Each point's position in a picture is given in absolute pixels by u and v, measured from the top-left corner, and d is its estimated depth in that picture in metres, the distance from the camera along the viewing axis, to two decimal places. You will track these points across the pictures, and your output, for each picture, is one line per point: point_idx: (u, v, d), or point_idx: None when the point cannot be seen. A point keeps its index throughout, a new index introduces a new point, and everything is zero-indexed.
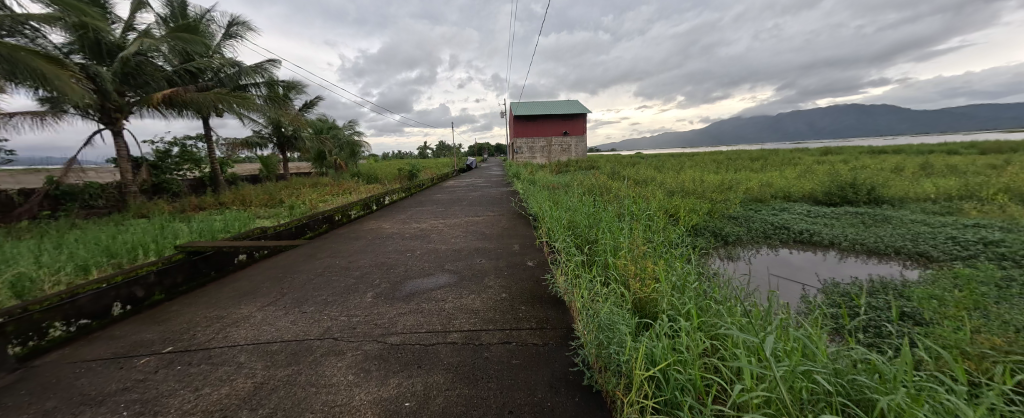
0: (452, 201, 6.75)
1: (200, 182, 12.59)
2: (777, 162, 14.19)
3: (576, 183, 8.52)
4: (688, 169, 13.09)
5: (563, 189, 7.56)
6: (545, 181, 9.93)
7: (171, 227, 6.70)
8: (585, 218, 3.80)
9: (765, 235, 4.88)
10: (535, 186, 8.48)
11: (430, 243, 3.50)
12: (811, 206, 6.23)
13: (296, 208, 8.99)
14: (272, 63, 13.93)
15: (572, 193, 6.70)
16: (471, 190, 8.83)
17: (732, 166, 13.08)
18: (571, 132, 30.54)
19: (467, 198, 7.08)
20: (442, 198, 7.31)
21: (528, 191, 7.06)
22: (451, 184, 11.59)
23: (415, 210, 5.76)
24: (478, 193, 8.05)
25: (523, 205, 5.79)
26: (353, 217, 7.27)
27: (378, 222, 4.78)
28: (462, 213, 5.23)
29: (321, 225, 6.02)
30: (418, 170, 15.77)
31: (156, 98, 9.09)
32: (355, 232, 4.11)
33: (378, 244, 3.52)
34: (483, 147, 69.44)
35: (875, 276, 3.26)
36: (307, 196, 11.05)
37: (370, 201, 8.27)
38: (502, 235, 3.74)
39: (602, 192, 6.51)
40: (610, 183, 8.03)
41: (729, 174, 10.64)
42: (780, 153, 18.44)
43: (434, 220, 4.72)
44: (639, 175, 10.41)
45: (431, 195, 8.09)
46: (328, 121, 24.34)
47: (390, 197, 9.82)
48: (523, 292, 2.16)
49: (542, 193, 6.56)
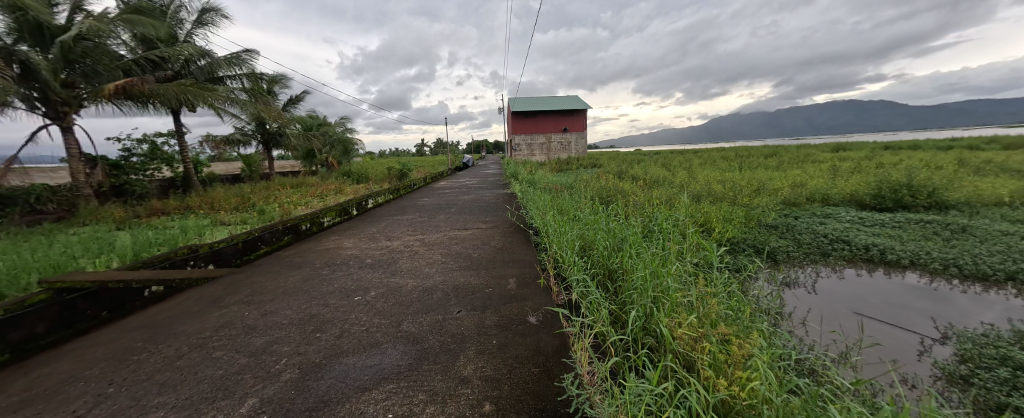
0: (438, 207, 5.78)
1: (171, 182, 11.74)
2: (793, 159, 13.29)
3: (582, 185, 7.56)
4: (699, 167, 12.16)
5: (568, 191, 6.61)
6: (547, 181, 9.00)
7: (109, 237, 5.74)
8: (605, 238, 2.88)
9: (820, 251, 3.92)
10: (535, 189, 7.53)
11: (390, 277, 2.53)
12: (860, 212, 5.29)
13: (267, 213, 8.03)
14: (250, 54, 12.88)
15: (579, 197, 5.73)
16: (464, 193, 7.90)
17: (746, 164, 12.15)
18: (571, 128, 29.60)
19: (456, 204, 6.12)
20: (427, 203, 6.34)
21: (528, 195, 6.12)
22: (444, 184, 10.63)
23: (392, 220, 4.80)
24: (470, 197, 7.10)
25: (521, 213, 4.86)
26: (325, 225, 6.31)
27: (339, 238, 3.81)
28: (446, 225, 4.26)
29: (282, 238, 5.06)
30: (409, 168, 14.80)
31: (108, 90, 8.10)
32: (301, 255, 3.14)
33: (319, 277, 2.55)
34: (482, 145, 68.43)
35: (1015, 323, 2.35)
36: (284, 198, 10.07)
37: (348, 205, 7.31)
38: (491, 263, 2.77)
39: (615, 196, 5.54)
40: (619, 185, 7.10)
41: (748, 173, 9.71)
42: (792, 150, 17.56)
43: (409, 236, 3.75)
44: (649, 175, 9.48)
45: (417, 198, 7.14)
46: (318, 118, 23.35)
47: (374, 200, 8.86)
48: (522, 402, 1.22)
49: (544, 198, 5.61)
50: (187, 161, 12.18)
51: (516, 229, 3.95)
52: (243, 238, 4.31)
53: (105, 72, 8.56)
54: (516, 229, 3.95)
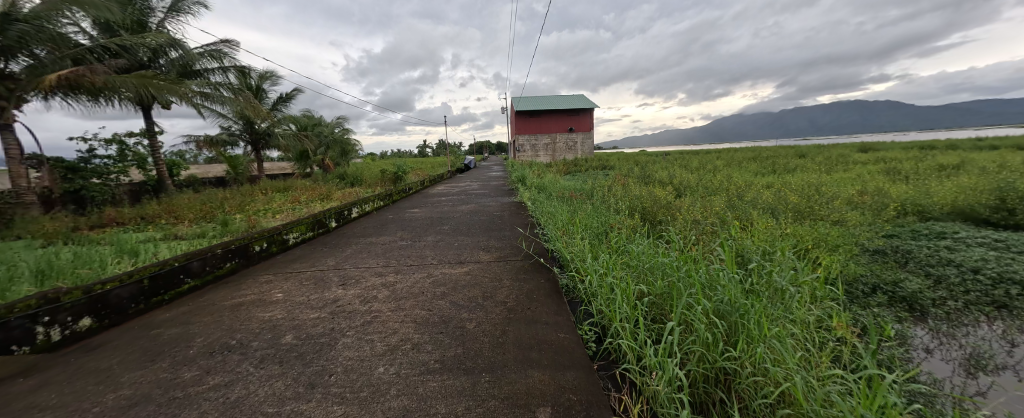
0: (426, 223, 4.56)
1: (142, 187, 10.67)
2: (830, 161, 11.97)
3: (604, 192, 6.34)
4: (727, 169, 10.88)
5: (592, 203, 5.41)
6: (559, 187, 7.84)
7: (16, 258, 4.61)
8: (703, 311, 1.72)
9: (989, 301, 2.64)
10: (548, 198, 6.31)
11: (299, 401, 1.26)
12: (985, 231, 4.00)
13: (232, 225, 6.86)
14: (229, 45, 11.72)
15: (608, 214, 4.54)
16: (463, 201, 6.74)
17: (780, 168, 10.89)
18: (577, 128, 28.36)
19: (450, 218, 4.90)
20: (415, 217, 5.10)
21: (542, 208, 4.94)
22: (441, 189, 9.42)
23: (361, 243, 3.57)
24: (468, 207, 5.86)
25: (536, 235, 3.67)
26: (290, 244, 5.12)
27: (269, 280, 2.57)
28: (432, 257, 3.01)
29: (223, 265, 3.89)
30: (406, 171, 13.66)
31: (50, 80, 7.00)
32: (180, 325, 1.90)
33: (165, 394, 1.32)
34: (485, 145, 67.30)
35: None
36: (261, 206, 8.96)
37: (323, 216, 6.13)
38: (499, 356, 1.53)
39: (658, 216, 4.35)
40: (651, 193, 5.91)
41: (792, 177, 8.41)
42: (820, 151, 16.24)
43: (375, 278, 2.51)
44: (676, 180, 8.23)
45: (405, 208, 5.95)
46: (314, 118, 22.37)
47: (359, 208, 7.69)
48: None
49: (567, 214, 4.39)
50: (160, 164, 11.12)
51: (533, 266, 2.68)
52: (149, 272, 3.10)
53: (51, 62, 7.52)
54: (533, 266, 2.69)
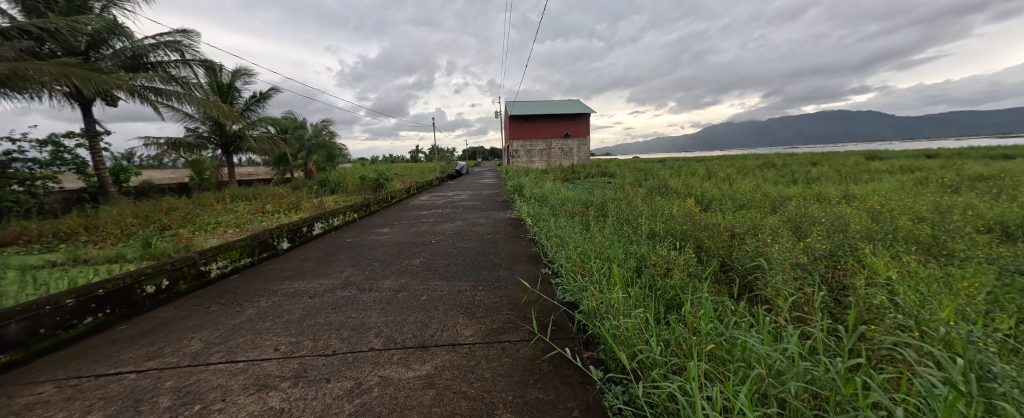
0: (391, 253, 3.33)
1: (80, 195, 9.26)
2: (852, 171, 10.99)
3: (620, 207, 5.20)
4: (743, 179, 9.84)
5: (609, 224, 4.29)
6: (562, 199, 6.67)
7: None
8: None
9: None
10: (550, 214, 5.14)
11: None
12: None
13: (159, 245, 5.55)
14: (187, 35, 10.35)
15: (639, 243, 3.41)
16: (448, 216, 5.54)
17: (802, 178, 9.85)
18: (573, 134, 27.35)
19: (426, 244, 3.67)
20: (380, 241, 3.86)
21: (548, 235, 3.76)
22: (424, 200, 8.15)
23: (277, 294, 2.31)
24: (452, 226, 4.63)
25: (545, 283, 2.48)
26: (210, 279, 3.82)
27: (29, 410, 1.30)
28: (375, 332, 1.77)
29: (78, 321, 2.62)
30: (389, 178, 12.38)
31: None
32: None
33: None
34: (478, 150, 66.06)
35: None
36: (212, 221, 7.70)
37: (267, 235, 4.84)
38: None
39: (706, 240, 3.24)
40: (680, 208, 4.77)
41: (827, 190, 7.36)
42: (832, 158, 15.35)
43: (237, 405, 1.25)
44: (697, 191, 7.10)
45: (372, 227, 4.70)
46: (296, 121, 21.01)
47: (325, 223, 6.45)
48: None
49: (588, 247, 3.25)
50: (103, 169, 9.70)
51: (550, 365, 1.47)
52: None
53: None
54: (550, 364, 1.48)
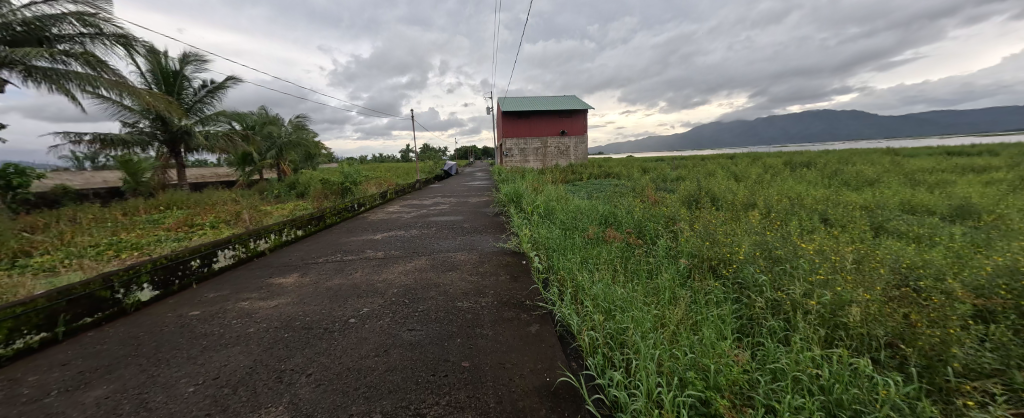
0: (222, 379, 1.40)
1: None
2: (910, 170, 9.24)
3: (677, 229, 3.41)
4: (786, 182, 8.09)
5: (678, 270, 2.54)
6: (577, 214, 4.79)
7: None
8: None
9: None
10: (572, 248, 3.30)
11: None
12: None
13: None
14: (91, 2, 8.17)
15: (786, 335, 1.69)
16: (409, 246, 3.63)
17: (858, 179, 8.05)
18: (570, 131, 25.45)
19: (330, 335, 1.75)
20: (245, 322, 1.92)
21: (577, 315, 1.88)
22: (390, 212, 6.19)
23: None
24: (406, 274, 2.68)
25: None
26: None
27: None
28: None
29: None
30: (358, 181, 10.33)
31: None
32: None
33: None
34: (472, 150, 63.38)
35: None
36: (98, 245, 5.71)
37: (96, 286, 2.88)
38: None
39: (941, 330, 1.54)
40: (783, 235, 2.96)
41: (922, 198, 5.58)
42: (865, 156, 13.66)
43: None
44: (755, 202, 5.28)
45: (267, 274, 2.75)
46: (266, 117, 18.91)
47: (239, 251, 4.50)
48: None
49: (695, 360, 1.49)
50: None
51: None
52: None
53: None
54: None
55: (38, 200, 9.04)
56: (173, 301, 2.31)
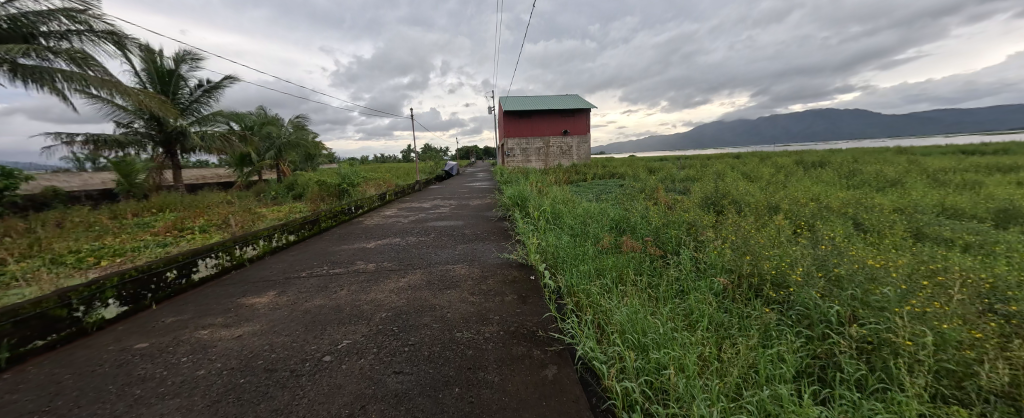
0: None
1: None
2: (932, 170, 8.82)
3: (703, 238, 3.06)
4: (803, 183, 7.73)
5: (713, 290, 2.21)
6: (586, 220, 4.46)
7: None
8: None
9: None
10: (587, 262, 2.95)
11: None
12: None
13: None
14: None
15: (872, 384, 1.33)
16: (404, 256, 3.30)
17: (879, 179, 7.66)
18: (573, 131, 25.08)
19: (297, 380, 1.41)
20: (196, 361, 1.57)
21: (602, 353, 1.53)
22: (388, 216, 5.87)
23: None
24: (398, 293, 2.33)
25: None
26: None
27: None
28: None
29: None
30: (355, 182, 9.98)
31: None
32: None
33: None
34: (473, 150, 63.08)
35: None
36: (79, 252, 5.40)
37: (51, 304, 2.54)
38: None
39: None
40: (829, 245, 2.59)
41: (957, 200, 5.20)
42: (879, 155, 13.23)
43: None
44: (776, 205, 4.92)
45: (241, 293, 2.41)
46: (265, 118, 18.65)
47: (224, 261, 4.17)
48: None
49: None
50: None
51: None
52: None
53: None
54: None
55: (27, 203, 8.78)
56: (123, 327, 1.97)
